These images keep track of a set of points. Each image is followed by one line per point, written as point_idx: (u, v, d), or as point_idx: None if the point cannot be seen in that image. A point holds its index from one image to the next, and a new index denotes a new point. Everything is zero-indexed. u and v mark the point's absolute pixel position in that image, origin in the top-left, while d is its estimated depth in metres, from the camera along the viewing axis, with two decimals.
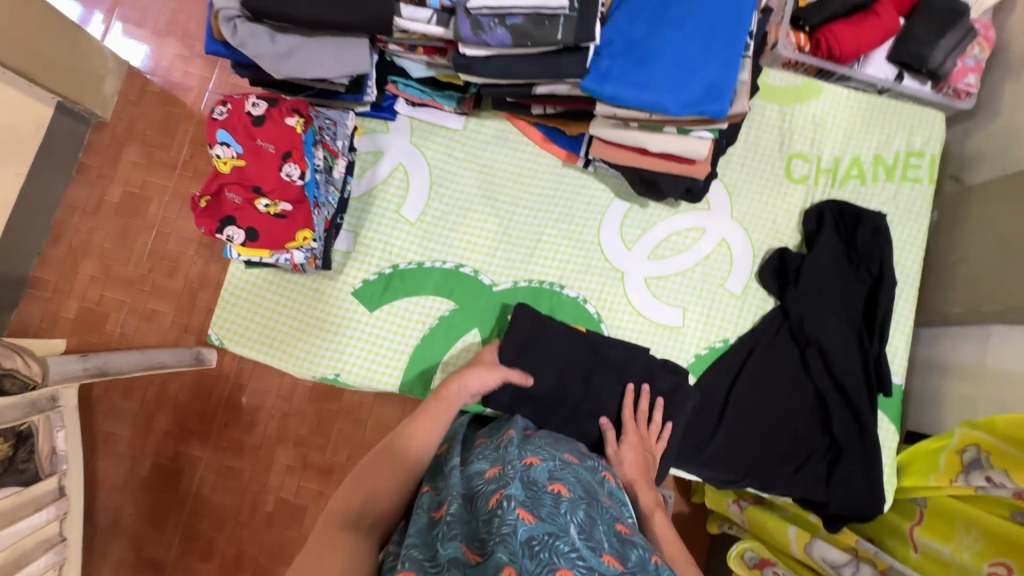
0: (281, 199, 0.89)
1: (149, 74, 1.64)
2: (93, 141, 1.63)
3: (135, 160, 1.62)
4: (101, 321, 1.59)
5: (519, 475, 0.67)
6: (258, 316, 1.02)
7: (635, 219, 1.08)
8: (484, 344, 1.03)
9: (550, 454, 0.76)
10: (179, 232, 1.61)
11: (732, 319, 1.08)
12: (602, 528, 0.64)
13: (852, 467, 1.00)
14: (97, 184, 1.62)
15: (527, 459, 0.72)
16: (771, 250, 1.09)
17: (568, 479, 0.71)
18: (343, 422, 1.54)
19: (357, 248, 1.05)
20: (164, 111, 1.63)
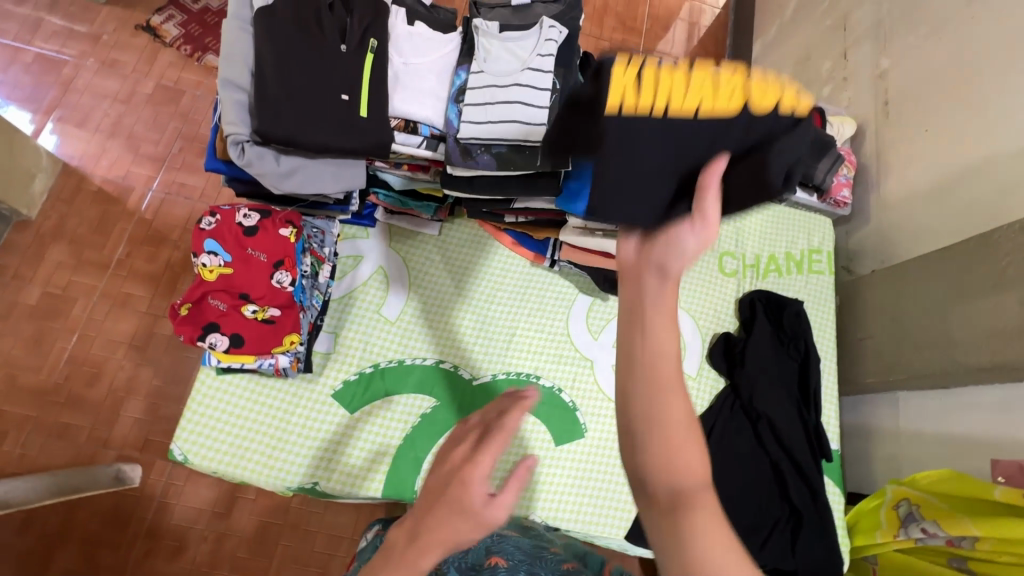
0: (270, 305, 0.90)
1: (85, 173, 1.59)
2: (11, 241, 1.52)
3: (61, 260, 1.52)
4: None
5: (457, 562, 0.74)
6: (229, 426, 0.97)
7: (598, 311, 1.20)
8: None
9: (488, 533, 0.83)
10: (107, 336, 1.49)
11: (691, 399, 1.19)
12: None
13: (812, 533, 1.08)
14: (11, 286, 1.49)
15: (466, 544, 0.79)
16: (715, 334, 1.24)
17: (506, 548, 0.78)
18: (288, 538, 1.41)
19: (337, 349, 1.05)
20: (99, 209, 1.57)
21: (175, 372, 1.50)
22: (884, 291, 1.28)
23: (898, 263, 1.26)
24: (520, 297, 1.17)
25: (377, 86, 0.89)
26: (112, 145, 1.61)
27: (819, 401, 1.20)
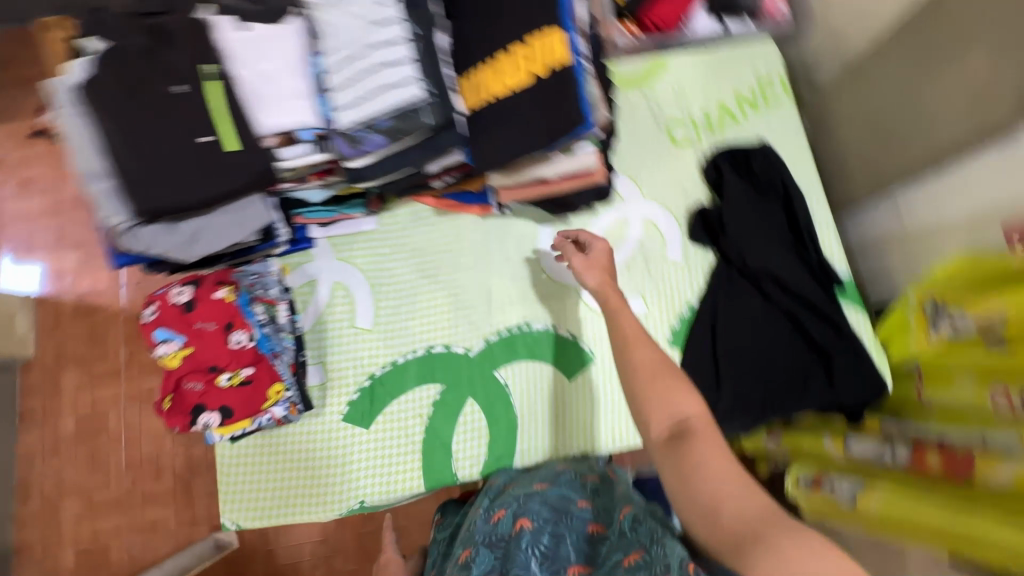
0: (240, 366, 0.90)
1: (56, 295, 1.58)
2: (25, 384, 1.56)
3: (77, 383, 1.56)
4: (103, 555, 1.50)
5: (486, 538, 0.80)
6: (263, 483, 1.01)
7: None
8: (485, 409, 1.06)
9: (514, 496, 0.88)
10: (148, 433, 1.54)
11: (686, 284, 1.14)
12: (570, 539, 0.77)
13: (847, 366, 1.05)
14: (46, 423, 1.55)
15: (495, 515, 0.85)
16: (689, 210, 1.17)
17: (532, 507, 0.83)
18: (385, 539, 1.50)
19: (330, 376, 1.05)
20: (86, 323, 1.57)
21: None
22: (851, 94, 1.17)
23: (858, 57, 1.14)
24: (483, 254, 1.14)
25: (233, 109, 0.82)
26: (64, 257, 1.60)
27: (815, 235, 1.13)
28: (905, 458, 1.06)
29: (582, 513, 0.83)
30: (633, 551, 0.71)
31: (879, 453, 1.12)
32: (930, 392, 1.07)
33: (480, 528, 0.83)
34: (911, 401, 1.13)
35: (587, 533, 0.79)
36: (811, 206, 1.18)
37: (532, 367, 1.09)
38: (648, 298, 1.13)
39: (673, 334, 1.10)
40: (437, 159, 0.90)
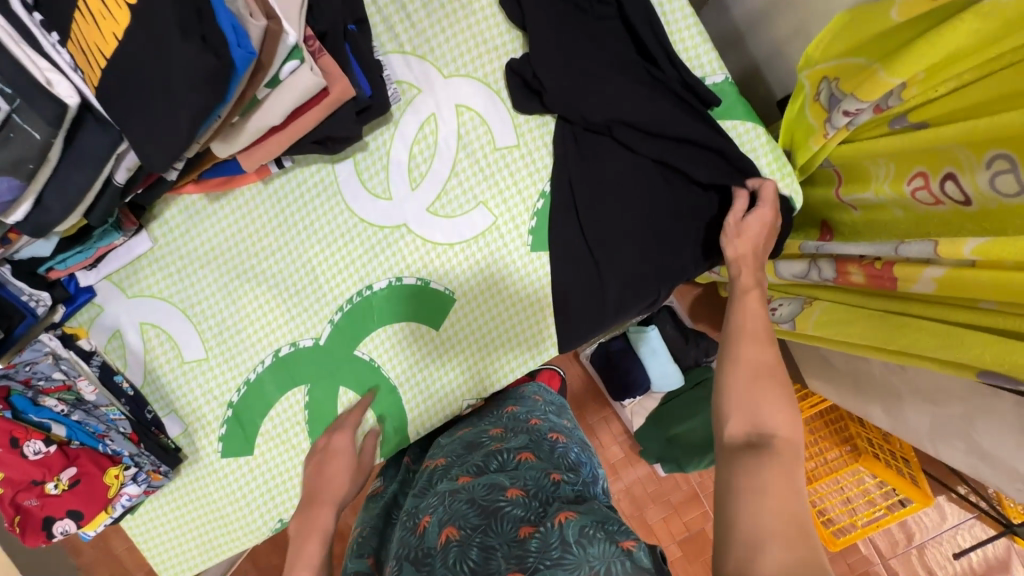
0: (58, 473, 0.81)
1: None
2: None
3: None
4: None
5: (405, 557, 0.61)
6: (181, 536, 0.98)
7: (368, 165, 0.91)
8: (360, 392, 0.95)
9: (437, 492, 0.68)
10: None
11: (530, 169, 0.91)
12: (503, 551, 0.55)
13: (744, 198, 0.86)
14: None
15: (420, 523, 0.65)
16: (505, 70, 0.89)
17: (458, 509, 0.62)
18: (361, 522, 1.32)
19: (188, 419, 0.96)
20: None
21: None
22: None
23: None
24: (286, 227, 0.93)
25: None
26: None
27: (668, 41, 0.85)
28: (830, 276, 0.90)
29: (517, 504, 0.60)
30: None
31: (805, 275, 0.96)
32: (848, 192, 0.87)
33: (401, 543, 0.65)
34: (835, 205, 0.93)
35: (520, 534, 0.56)
36: (657, 0, 0.87)
37: (393, 330, 0.95)
38: (491, 206, 0.92)
39: (532, 237, 0.92)
40: (113, 165, 0.68)
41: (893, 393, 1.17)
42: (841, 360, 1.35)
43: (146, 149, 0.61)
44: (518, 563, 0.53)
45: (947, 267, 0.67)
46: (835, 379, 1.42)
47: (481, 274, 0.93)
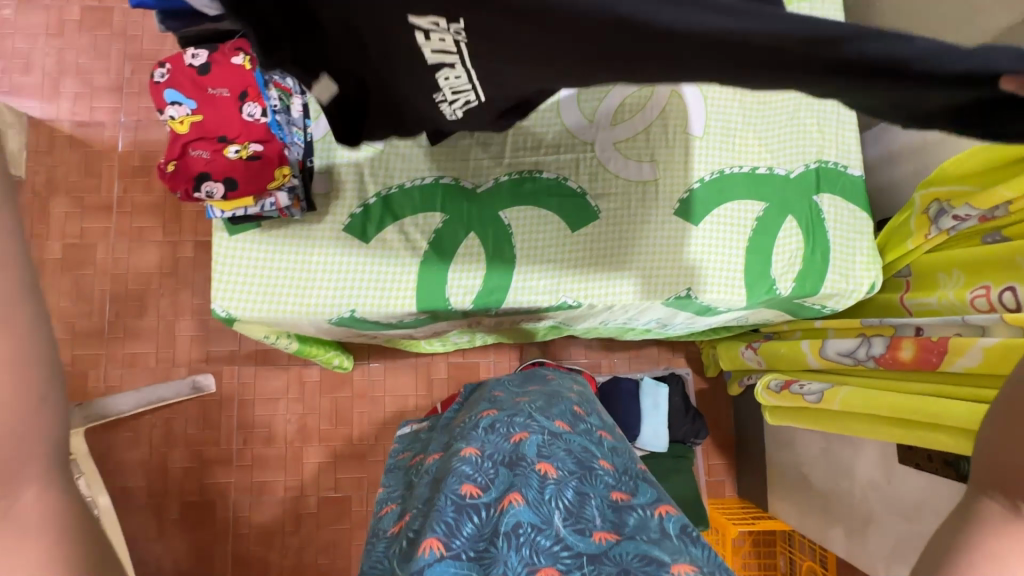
0: (249, 141, 0.88)
1: None
2: None
3: None
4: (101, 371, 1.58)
5: (501, 460, 0.83)
6: (257, 277, 1.01)
7: (589, 92, 1.13)
8: (485, 244, 1.07)
9: (538, 427, 0.91)
10: None
11: (701, 160, 1.13)
12: (594, 500, 0.78)
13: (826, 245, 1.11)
14: None
15: (516, 437, 0.88)
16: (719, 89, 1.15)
17: (559, 455, 0.85)
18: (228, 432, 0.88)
19: (336, 187, 1.05)
20: None
21: None
22: None
23: None
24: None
25: None
26: None
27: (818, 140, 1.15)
28: (879, 351, 1.08)
29: (608, 474, 0.85)
30: (684, 562, 0.66)
31: (853, 350, 1.15)
32: (913, 296, 1.09)
33: (495, 446, 0.87)
34: (892, 309, 1.15)
35: (614, 499, 0.79)
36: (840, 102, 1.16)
37: (535, 213, 1.09)
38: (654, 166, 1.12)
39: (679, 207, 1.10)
40: None
41: (865, 511, 1.30)
42: (820, 479, 1.48)
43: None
44: (614, 522, 0.74)
45: (997, 341, 0.87)
46: (806, 500, 1.53)
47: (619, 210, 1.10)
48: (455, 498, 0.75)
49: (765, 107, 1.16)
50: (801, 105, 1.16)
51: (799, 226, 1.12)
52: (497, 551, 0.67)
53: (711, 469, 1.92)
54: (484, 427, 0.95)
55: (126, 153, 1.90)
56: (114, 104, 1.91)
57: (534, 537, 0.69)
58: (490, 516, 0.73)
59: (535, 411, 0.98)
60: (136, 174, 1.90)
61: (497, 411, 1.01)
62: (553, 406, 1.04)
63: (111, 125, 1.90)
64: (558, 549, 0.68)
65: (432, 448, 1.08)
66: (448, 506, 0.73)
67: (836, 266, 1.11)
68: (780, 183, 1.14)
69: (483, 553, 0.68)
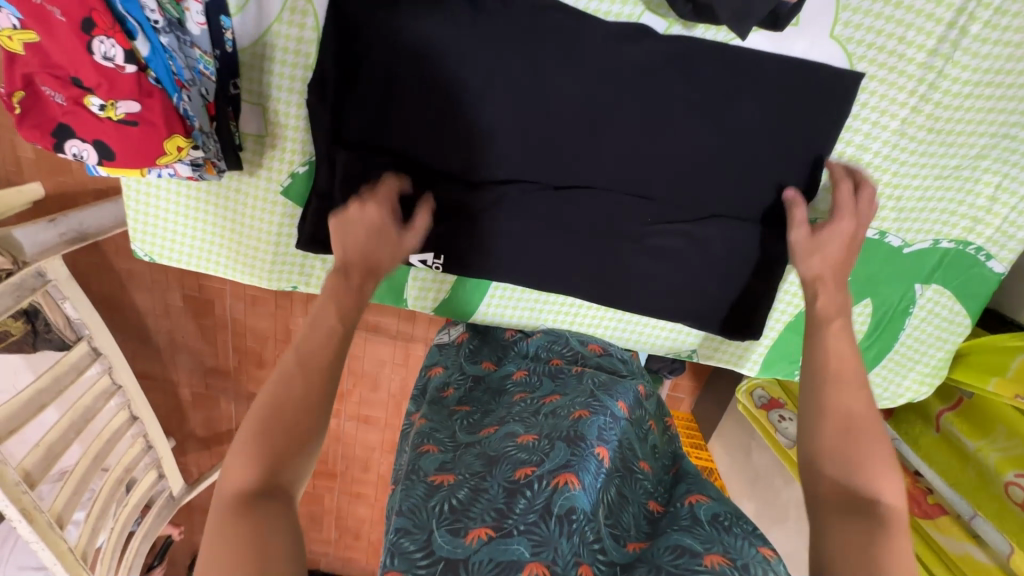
0: (116, 96, 0.59)
1: None
2: None
3: None
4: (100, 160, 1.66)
5: (561, 434, 0.67)
6: (181, 224, 0.82)
7: (671, 49, 0.69)
8: (456, 287, 0.86)
9: (601, 404, 0.73)
10: None
11: (800, 197, 0.77)
12: (631, 509, 0.67)
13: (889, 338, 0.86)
14: None
15: (577, 413, 0.70)
16: (878, 87, 0.70)
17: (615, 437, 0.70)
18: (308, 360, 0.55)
19: (271, 129, 0.75)
20: None
21: None
22: None
23: None
24: (513, 25, 0.69)
25: None
26: None
27: (1009, 192, 0.75)
28: None
29: (646, 479, 0.72)
30: (716, 553, 0.58)
31: None
32: (953, 422, 0.92)
33: (552, 424, 0.69)
34: (923, 411, 0.99)
35: (648, 509, 0.69)
36: None
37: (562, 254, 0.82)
38: (708, 196, 0.77)
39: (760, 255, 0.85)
40: None
41: (781, 513, 1.39)
42: (762, 460, 1.49)
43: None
44: (647, 534, 0.65)
45: (991, 560, 0.78)
46: (741, 464, 1.60)
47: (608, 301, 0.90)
48: (506, 482, 0.61)
49: (935, 139, 0.72)
50: (989, 149, 0.72)
51: (872, 315, 0.85)
52: (547, 530, 0.55)
53: (677, 385, 1.97)
54: (537, 401, 0.75)
55: None
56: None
57: (583, 526, 0.58)
58: (538, 490, 0.59)
59: (596, 385, 0.77)
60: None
61: (550, 380, 0.80)
62: (613, 376, 0.82)
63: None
64: (592, 547, 0.58)
65: (454, 383, 0.82)
66: (496, 491, 0.60)
67: (884, 367, 0.89)
68: (886, 257, 0.80)
69: (531, 527, 0.56)
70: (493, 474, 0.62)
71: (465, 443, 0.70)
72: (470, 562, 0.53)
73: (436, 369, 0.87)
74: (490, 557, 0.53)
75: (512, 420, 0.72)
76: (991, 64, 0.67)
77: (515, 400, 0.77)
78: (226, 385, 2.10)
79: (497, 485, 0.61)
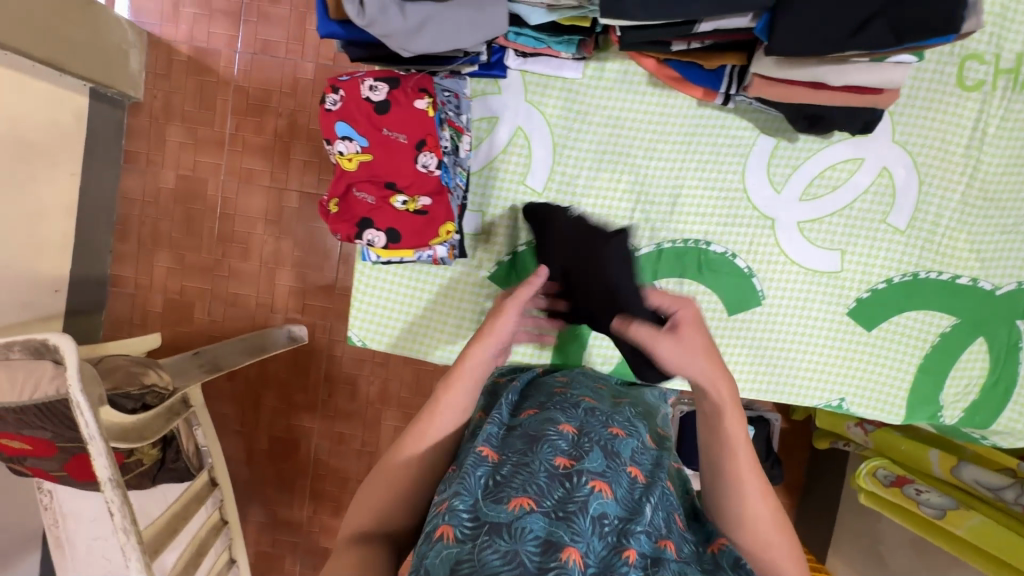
0: (419, 194, 0.82)
1: (172, 41, 1.55)
2: (133, 125, 1.59)
3: (181, 141, 1.58)
4: (189, 310, 1.63)
5: (599, 441, 0.65)
6: (397, 313, 0.98)
7: (783, 155, 0.97)
8: (628, 353, 1.00)
9: (637, 428, 0.73)
10: (242, 212, 1.59)
11: (895, 255, 0.98)
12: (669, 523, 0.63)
13: (1008, 379, 0.98)
14: (148, 171, 1.60)
15: (614, 426, 0.70)
16: (939, 175, 0.97)
17: (646, 460, 0.69)
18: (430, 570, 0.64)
19: (486, 228, 0.97)
20: (197, 81, 1.56)
21: (311, 244, 1.60)
22: None
23: None
24: (669, 149, 0.97)
25: None
26: (209, 21, 1.53)
27: None
28: None
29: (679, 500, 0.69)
30: None
31: (998, 488, 1.06)
32: None
33: (592, 425, 0.68)
34: None
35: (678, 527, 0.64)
36: None
37: (700, 290, 1.00)
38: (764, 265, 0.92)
39: (879, 312, 0.99)
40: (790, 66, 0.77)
41: None
42: (900, 566, 1.32)
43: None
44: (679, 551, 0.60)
45: None
46: None
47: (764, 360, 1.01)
48: (549, 466, 0.60)
49: (990, 205, 0.97)
50: None
51: (988, 352, 0.98)
52: (583, 524, 0.55)
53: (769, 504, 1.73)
54: (574, 394, 0.78)
55: (241, 87, 1.55)
56: (231, 17, 1.53)
57: (622, 527, 0.57)
58: (575, 483, 0.59)
59: (631, 412, 0.79)
60: (248, 113, 1.56)
61: (587, 386, 0.84)
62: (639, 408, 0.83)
63: (226, 52, 1.54)
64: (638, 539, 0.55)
65: (508, 374, 0.90)
66: (540, 471, 0.60)
67: (1017, 402, 0.98)
68: (982, 300, 0.98)
69: (569, 516, 0.55)
70: (535, 452, 0.62)
71: (509, 421, 0.72)
72: (515, 527, 0.52)
73: (499, 377, 0.89)
74: (534, 531, 0.52)
75: (553, 407, 0.72)
76: (1009, 151, 0.95)
77: (553, 391, 0.81)
78: (295, 541, 1.94)
79: (540, 467, 0.60)
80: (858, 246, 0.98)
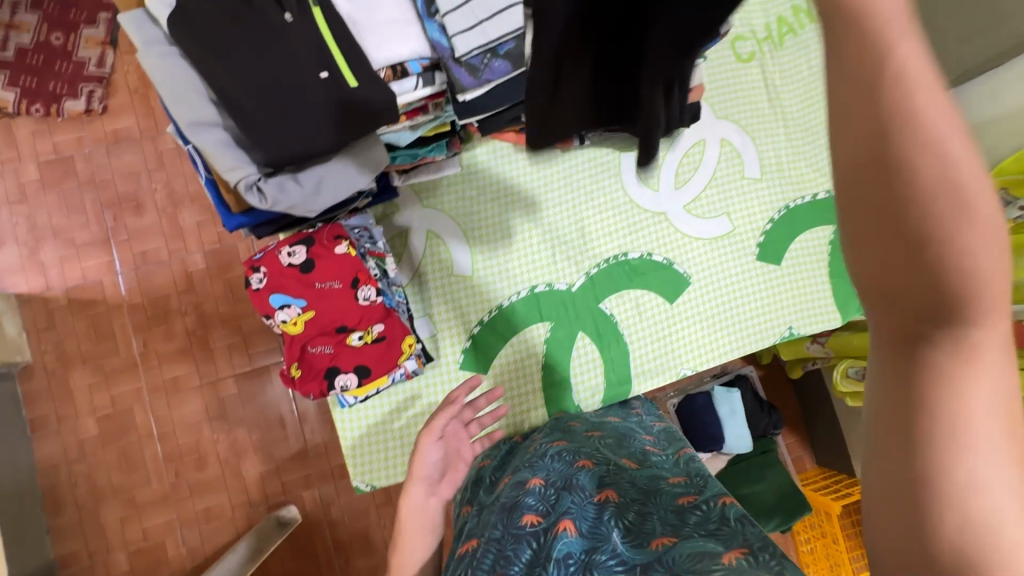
0: (371, 324, 0.86)
1: (45, 291, 1.49)
2: (29, 390, 1.47)
3: (90, 382, 1.49)
4: (160, 549, 1.48)
5: (561, 485, 0.67)
6: (390, 442, 0.99)
7: None
8: (608, 374, 1.08)
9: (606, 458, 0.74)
10: (182, 422, 1.51)
11: (765, 199, 1.17)
12: (655, 516, 0.60)
13: None
14: (62, 429, 1.48)
15: (581, 466, 0.71)
16: (761, 128, 1.18)
17: (622, 483, 0.67)
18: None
19: (439, 327, 1.04)
20: (86, 318, 1.50)
21: (265, 419, 1.53)
22: None
23: None
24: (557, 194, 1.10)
25: (360, 69, 0.73)
26: (79, 257, 1.51)
27: None
28: None
29: (678, 487, 0.66)
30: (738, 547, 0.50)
31: None
32: None
33: (560, 473, 0.71)
34: None
35: (675, 505, 0.61)
36: None
37: (639, 294, 1.10)
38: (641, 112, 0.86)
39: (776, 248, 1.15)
40: None
41: None
42: None
43: (284, 146, 0.71)
44: (672, 526, 0.57)
45: None
46: None
47: (714, 326, 1.12)
48: (515, 529, 0.61)
49: (807, 134, 1.19)
50: None
51: None
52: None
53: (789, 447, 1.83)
54: (549, 450, 0.81)
55: (134, 304, 1.51)
56: (101, 244, 1.51)
57: (589, 560, 0.53)
58: (543, 539, 0.58)
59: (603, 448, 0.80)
60: (152, 324, 1.52)
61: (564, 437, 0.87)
62: (614, 441, 0.85)
63: (108, 279, 1.51)
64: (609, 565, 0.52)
65: (490, 458, 0.92)
66: (506, 538, 0.60)
67: None
68: None
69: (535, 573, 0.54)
70: (506, 521, 0.63)
71: (494, 501, 0.73)
72: None
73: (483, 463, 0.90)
74: None
75: (525, 473, 0.75)
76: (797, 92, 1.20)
77: (530, 458, 0.83)
78: None
79: (506, 535, 0.60)
80: (736, 204, 1.15)
